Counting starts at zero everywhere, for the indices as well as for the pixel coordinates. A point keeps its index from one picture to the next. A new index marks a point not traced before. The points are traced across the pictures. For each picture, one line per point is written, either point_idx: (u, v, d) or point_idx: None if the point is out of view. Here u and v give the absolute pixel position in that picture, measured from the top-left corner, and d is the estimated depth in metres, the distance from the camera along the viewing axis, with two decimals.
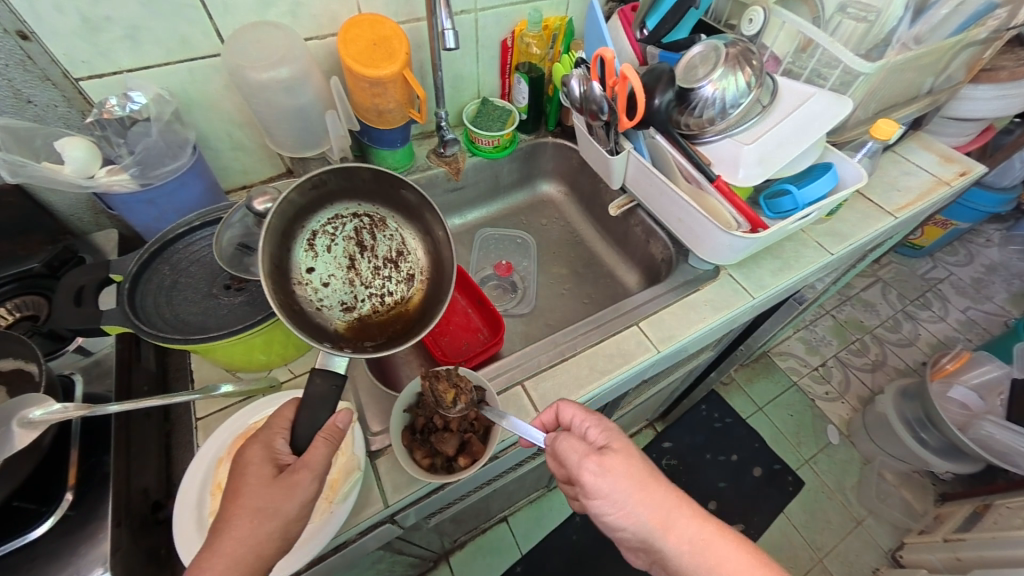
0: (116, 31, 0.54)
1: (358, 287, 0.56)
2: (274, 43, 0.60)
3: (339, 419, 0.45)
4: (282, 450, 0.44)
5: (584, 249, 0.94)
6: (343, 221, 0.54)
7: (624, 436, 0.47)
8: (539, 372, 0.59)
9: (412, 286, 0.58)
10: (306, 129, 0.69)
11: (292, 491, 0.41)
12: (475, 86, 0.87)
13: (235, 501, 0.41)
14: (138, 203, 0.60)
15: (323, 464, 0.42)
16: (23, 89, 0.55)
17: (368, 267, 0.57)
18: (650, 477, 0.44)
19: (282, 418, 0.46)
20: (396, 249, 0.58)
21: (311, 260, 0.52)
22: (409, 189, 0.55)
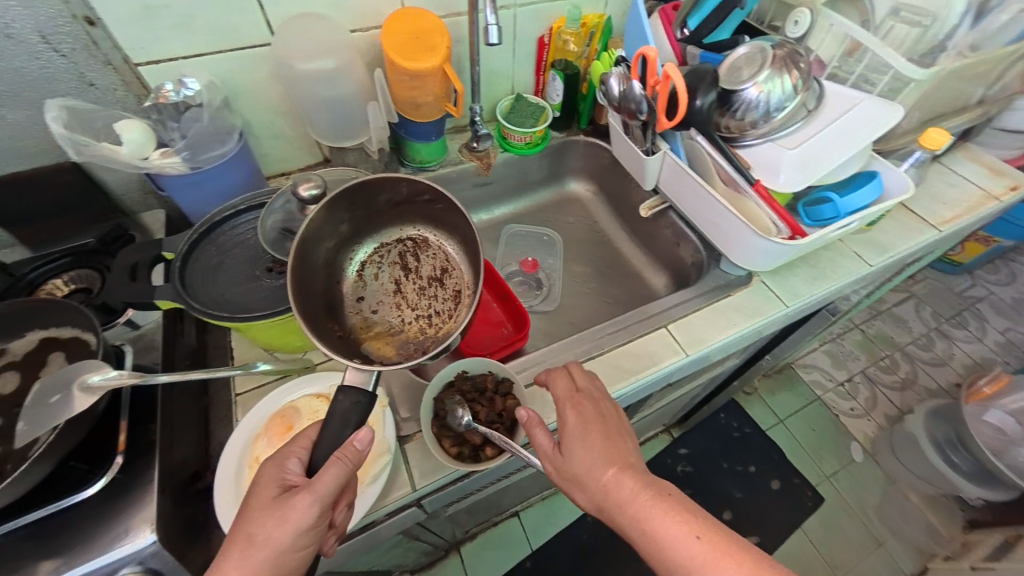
0: (172, 19, 0.57)
1: (405, 308, 0.61)
2: (321, 36, 0.62)
3: (358, 439, 0.43)
4: (290, 472, 0.43)
5: (610, 248, 0.93)
6: (388, 249, 0.62)
7: (586, 421, 0.48)
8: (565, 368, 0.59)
9: (456, 302, 0.61)
10: (346, 119, 0.70)
11: (285, 518, 0.40)
12: (509, 82, 0.87)
13: (240, 520, 0.42)
14: (185, 185, 0.63)
15: (324, 491, 0.41)
16: (86, 73, 0.58)
17: (413, 289, 0.63)
18: (597, 473, 0.46)
19: (304, 437, 0.45)
20: (437, 267, 0.63)
21: (361, 288, 0.60)
22: (435, 206, 0.58)
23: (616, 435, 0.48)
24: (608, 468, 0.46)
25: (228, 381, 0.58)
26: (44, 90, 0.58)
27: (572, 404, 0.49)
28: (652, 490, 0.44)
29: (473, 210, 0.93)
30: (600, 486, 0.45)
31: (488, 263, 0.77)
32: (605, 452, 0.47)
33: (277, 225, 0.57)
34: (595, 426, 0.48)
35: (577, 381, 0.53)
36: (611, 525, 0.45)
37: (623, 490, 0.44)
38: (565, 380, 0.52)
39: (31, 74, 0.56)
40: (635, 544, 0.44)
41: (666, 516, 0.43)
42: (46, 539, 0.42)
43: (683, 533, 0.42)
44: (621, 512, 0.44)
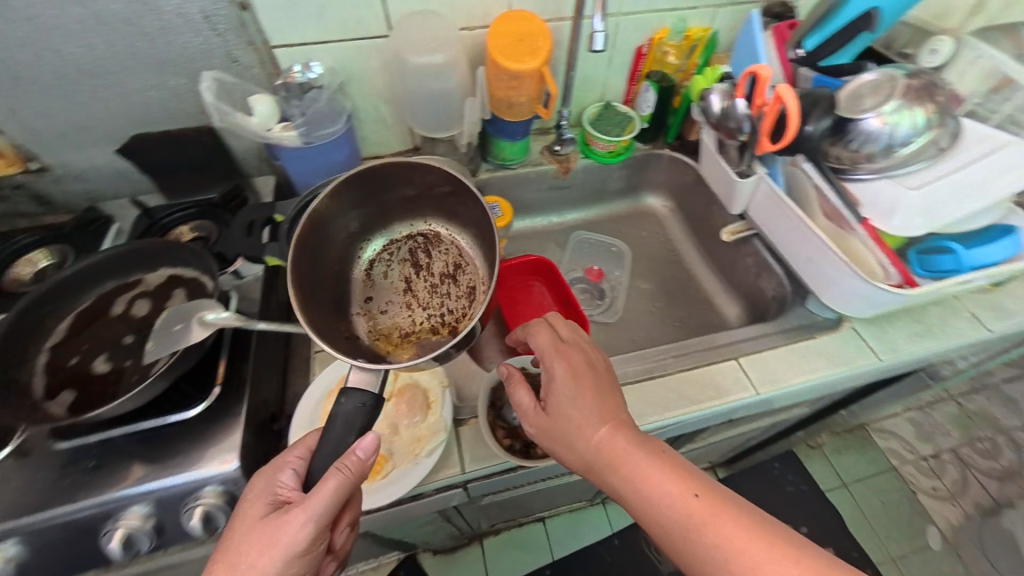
0: (308, 9, 0.63)
1: (417, 307, 0.63)
2: (433, 32, 0.66)
3: (358, 451, 0.43)
4: (284, 487, 0.44)
5: (682, 268, 0.89)
6: (398, 245, 0.64)
7: (575, 376, 0.48)
8: (623, 384, 0.58)
9: (471, 299, 0.62)
10: (443, 111, 0.74)
11: (277, 535, 0.42)
12: (600, 90, 0.87)
13: (232, 533, 0.43)
14: (300, 157, 0.70)
15: (315, 513, 0.42)
16: (233, 52, 0.67)
17: (424, 287, 0.65)
18: (588, 432, 0.47)
19: (302, 449, 0.46)
20: (449, 264, 0.64)
21: (370, 287, 0.63)
22: (448, 200, 0.59)
23: (606, 391, 0.49)
24: (602, 424, 0.47)
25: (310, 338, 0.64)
26: (199, 63, 0.68)
27: (561, 359, 0.49)
28: (645, 448, 0.45)
29: (546, 211, 0.94)
30: (592, 443, 0.46)
31: (555, 266, 0.78)
32: (596, 409, 0.47)
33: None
34: (586, 383, 0.48)
35: (562, 334, 0.52)
36: (601, 479, 0.47)
37: (616, 447, 0.46)
38: (549, 337, 0.52)
39: (192, 49, 0.66)
40: (625, 496, 0.46)
41: (659, 471, 0.45)
42: (149, 446, 0.49)
43: (676, 489, 0.43)
44: (612, 469, 0.46)
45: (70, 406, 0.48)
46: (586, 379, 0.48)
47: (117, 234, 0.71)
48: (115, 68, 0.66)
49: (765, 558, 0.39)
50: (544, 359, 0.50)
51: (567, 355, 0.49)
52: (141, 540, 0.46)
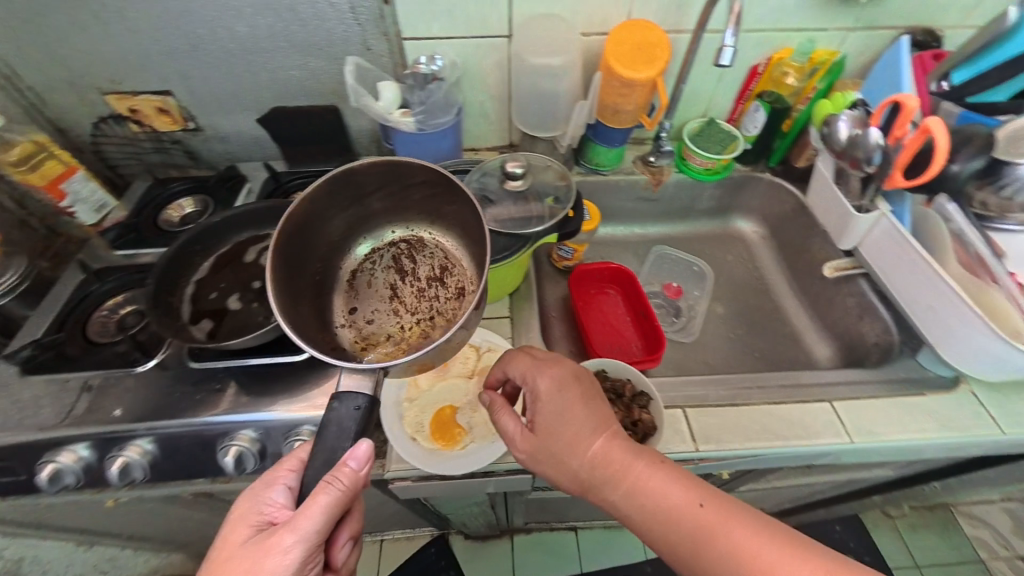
0: (442, 6, 0.69)
1: (404, 314, 0.62)
2: (553, 35, 0.69)
3: (350, 462, 0.43)
4: (273, 506, 0.45)
5: (769, 299, 0.85)
6: (381, 252, 0.65)
7: (563, 391, 0.48)
8: (704, 405, 0.55)
9: (460, 298, 0.61)
10: (549, 111, 0.76)
11: (267, 555, 0.42)
12: (705, 105, 0.85)
13: (224, 553, 0.44)
14: (412, 142, 0.75)
15: (305, 531, 0.42)
16: (369, 41, 0.74)
17: (410, 291, 0.64)
18: (583, 446, 0.46)
19: (292, 463, 0.47)
20: (436, 265, 0.64)
21: (353, 298, 0.63)
22: (425, 197, 0.60)
23: (596, 403, 0.48)
24: (593, 435, 0.46)
25: None
26: (338, 48, 0.75)
27: (545, 375, 0.48)
28: (644, 457, 0.45)
29: (629, 222, 0.94)
30: (589, 458, 0.45)
31: (634, 278, 0.79)
32: (588, 423, 0.47)
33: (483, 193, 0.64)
34: (573, 395, 0.48)
35: (540, 353, 0.51)
36: (603, 498, 0.46)
37: (617, 457, 0.45)
38: (525, 355, 0.51)
39: (335, 35, 0.73)
40: (632, 514, 0.44)
41: (663, 479, 0.44)
42: (264, 380, 0.56)
43: (686, 498, 0.42)
44: (614, 482, 0.45)
45: (209, 333, 0.57)
46: (571, 389, 0.48)
47: (248, 192, 0.80)
48: (270, 47, 0.75)
49: (785, 561, 0.37)
50: (528, 377, 0.49)
51: (550, 370, 0.48)
52: (249, 459, 0.52)
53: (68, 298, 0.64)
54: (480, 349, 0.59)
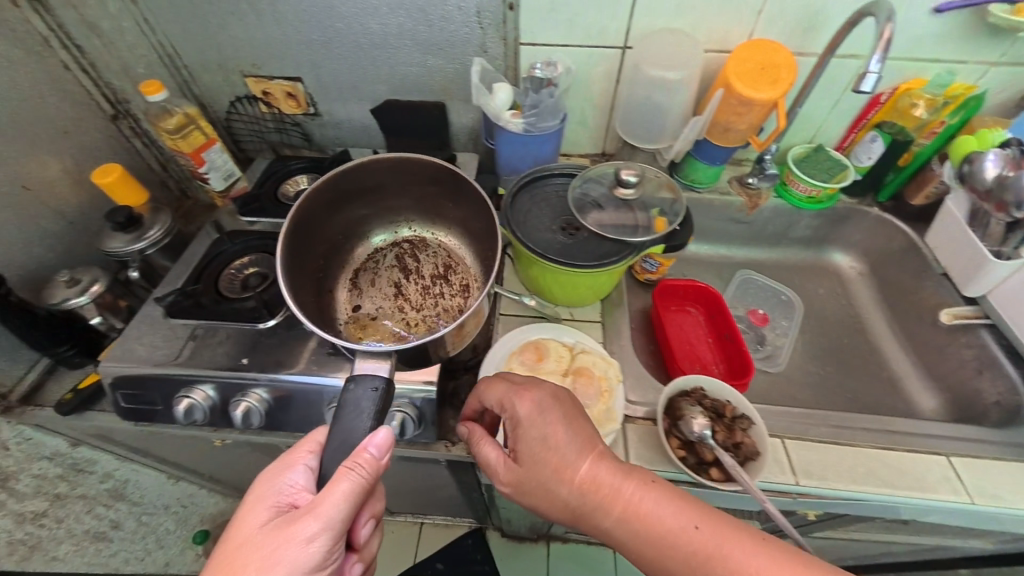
0: (566, 15, 0.71)
1: (406, 305, 0.71)
2: (672, 49, 0.69)
3: (370, 447, 0.45)
4: (294, 490, 0.47)
5: (864, 339, 0.81)
6: (384, 254, 0.76)
7: (542, 416, 0.48)
8: (805, 438, 0.54)
9: (460, 287, 0.72)
10: (656, 124, 0.76)
11: (290, 540, 0.43)
12: (813, 132, 0.82)
13: (242, 541, 0.45)
14: (517, 142, 0.78)
15: (328, 514, 0.43)
16: (487, 44, 0.78)
17: (413, 288, 0.73)
18: (569, 473, 0.46)
19: (310, 447, 0.49)
20: (436, 264, 0.75)
21: (358, 294, 0.72)
22: (417, 199, 0.74)
23: (579, 425, 0.48)
24: (578, 457, 0.46)
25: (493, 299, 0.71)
26: (457, 49, 0.79)
27: (524, 403, 0.48)
28: (631, 478, 0.45)
29: (716, 242, 0.92)
30: (577, 485, 0.46)
31: (722, 298, 0.77)
32: (573, 450, 0.47)
33: (594, 199, 0.65)
34: (555, 417, 0.48)
35: (515, 380, 0.51)
36: (594, 525, 0.46)
37: (605, 480, 0.45)
38: (501, 381, 0.51)
39: (457, 36, 0.77)
40: (626, 539, 0.45)
41: (653, 500, 0.44)
42: None
43: (679, 518, 0.43)
44: (604, 508, 0.45)
45: None
46: (551, 412, 0.48)
47: None
48: (396, 44, 0.80)
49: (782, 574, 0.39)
50: (506, 402, 0.49)
51: (527, 398, 0.48)
52: None
53: (203, 256, 0.72)
54: (575, 349, 0.59)
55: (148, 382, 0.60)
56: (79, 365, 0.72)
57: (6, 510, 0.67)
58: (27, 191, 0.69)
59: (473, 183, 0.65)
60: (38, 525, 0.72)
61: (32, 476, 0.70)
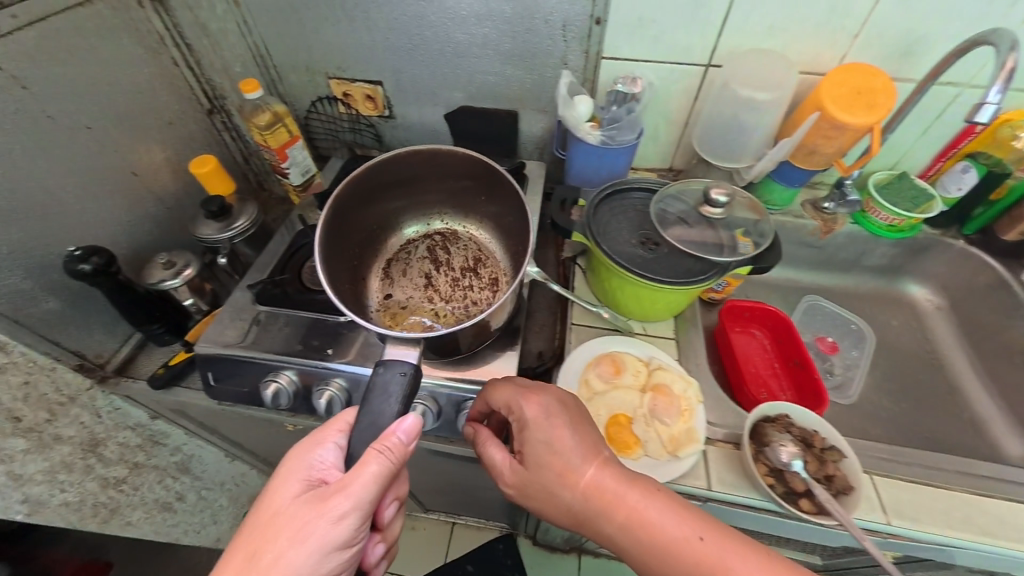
0: (652, 31, 0.72)
1: (437, 296, 0.72)
2: (760, 69, 0.69)
3: (398, 432, 0.47)
4: (324, 467, 0.49)
5: (942, 376, 0.79)
6: (416, 245, 0.78)
7: (546, 420, 0.49)
8: (895, 476, 0.53)
9: (490, 282, 0.73)
10: (736, 142, 0.75)
11: (324, 513, 0.45)
12: (896, 159, 0.79)
13: (276, 509, 0.47)
14: (592, 154, 0.78)
15: (360, 491, 0.46)
16: (568, 57, 0.79)
17: (443, 280, 0.74)
18: (573, 478, 0.47)
19: (339, 426, 0.51)
20: (466, 258, 0.76)
21: (389, 284, 0.73)
22: (451, 194, 0.75)
23: (584, 431, 0.50)
24: (582, 463, 0.48)
25: (564, 306, 0.72)
26: (538, 60, 0.80)
27: (529, 405, 0.50)
28: (634, 487, 0.46)
29: (783, 265, 0.90)
30: (581, 490, 0.47)
31: (791, 323, 0.75)
32: (577, 456, 0.48)
33: (675, 214, 0.65)
34: (559, 422, 0.50)
35: (521, 382, 0.53)
36: (597, 531, 0.47)
37: (610, 488, 0.47)
38: (507, 384, 0.52)
39: (539, 48, 0.78)
40: (628, 547, 0.46)
41: (655, 510, 0.45)
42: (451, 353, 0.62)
43: (682, 529, 0.44)
44: (607, 516, 0.46)
45: None
46: (557, 416, 0.49)
47: None
48: (479, 54, 0.82)
49: None
50: (513, 405, 0.51)
51: (533, 401, 0.50)
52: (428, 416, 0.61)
53: (289, 246, 0.77)
54: (651, 364, 0.59)
55: (237, 368, 0.65)
56: (167, 343, 0.76)
57: (95, 473, 0.71)
58: (136, 177, 0.75)
59: (507, 176, 0.65)
60: (119, 490, 0.76)
61: (118, 444, 0.74)
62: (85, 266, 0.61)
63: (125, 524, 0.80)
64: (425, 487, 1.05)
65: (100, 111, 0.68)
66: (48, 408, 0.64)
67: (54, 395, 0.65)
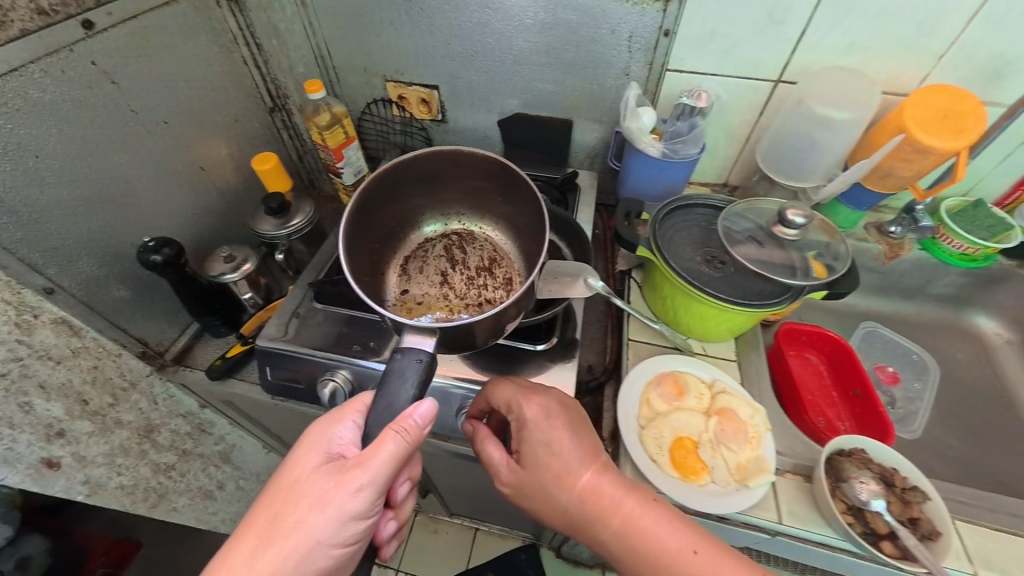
0: (722, 45, 0.71)
1: (452, 296, 0.71)
2: (835, 87, 0.67)
3: (415, 415, 0.46)
4: (344, 442, 0.49)
5: (1012, 415, 0.75)
6: (433, 243, 0.76)
7: (545, 422, 0.50)
8: (983, 524, 0.53)
9: (505, 285, 0.71)
10: (805, 162, 0.73)
11: (343, 485, 0.45)
12: (969, 185, 0.76)
13: (297, 479, 0.47)
14: (652, 167, 0.77)
15: (379, 467, 0.45)
16: (631, 68, 0.77)
17: (459, 279, 0.73)
18: (570, 482, 0.48)
19: (359, 404, 0.50)
20: (482, 259, 0.74)
21: (405, 281, 0.72)
22: (470, 193, 0.72)
23: (584, 434, 0.50)
24: (581, 467, 0.48)
25: (621, 321, 0.70)
26: (599, 70, 0.79)
27: (529, 406, 0.50)
28: (631, 494, 0.47)
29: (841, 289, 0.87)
30: (577, 494, 0.48)
31: (852, 350, 0.73)
32: (574, 459, 0.48)
33: (744, 233, 0.63)
34: (559, 424, 0.50)
35: (521, 382, 0.53)
36: (590, 534, 0.48)
37: (607, 493, 0.47)
38: (509, 383, 0.52)
39: (602, 58, 0.77)
40: (620, 552, 0.47)
41: (652, 518, 0.46)
42: (507, 362, 0.61)
43: (677, 539, 0.45)
44: (602, 521, 0.47)
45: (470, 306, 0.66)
46: (558, 419, 0.50)
47: None
48: (538, 62, 0.81)
49: None
50: (513, 405, 0.51)
51: (533, 402, 0.50)
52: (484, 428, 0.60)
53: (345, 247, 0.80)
54: (714, 388, 0.57)
55: (295, 365, 0.66)
56: (222, 335, 0.79)
57: (148, 458, 0.73)
58: (203, 171, 0.77)
59: (529, 182, 0.61)
60: (168, 476, 0.77)
61: (170, 430, 0.76)
62: (156, 256, 0.62)
63: (170, 509, 0.80)
64: (455, 493, 1.04)
65: (176, 106, 0.70)
66: (112, 393, 0.65)
67: (118, 380, 0.67)
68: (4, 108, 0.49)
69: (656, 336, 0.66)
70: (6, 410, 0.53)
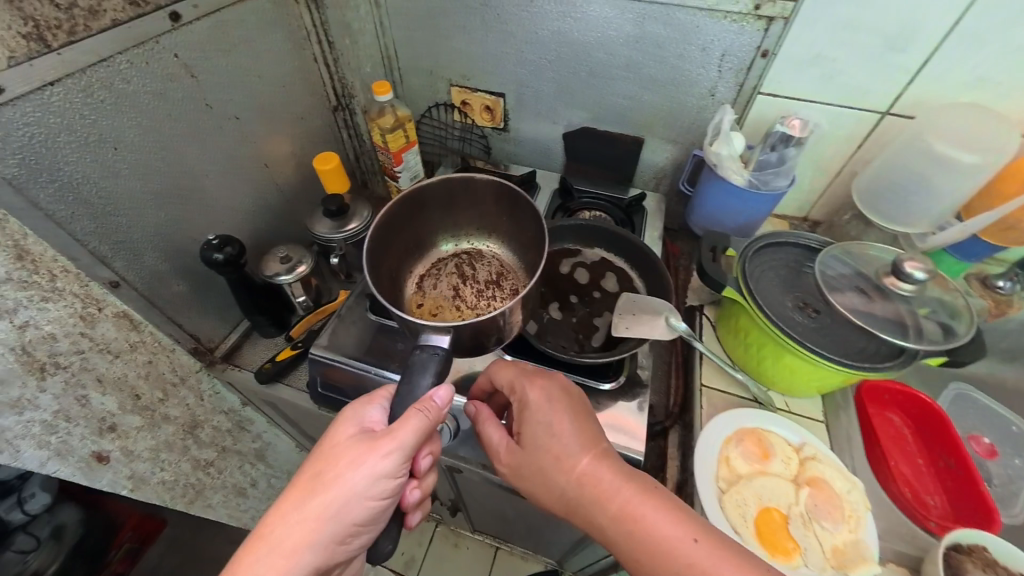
0: (828, 70, 0.64)
1: (467, 311, 0.68)
2: (956, 124, 0.60)
3: (436, 396, 0.45)
4: (373, 418, 0.47)
5: None
6: (445, 262, 0.72)
7: (544, 402, 0.49)
8: None
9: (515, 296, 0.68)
10: (910, 203, 0.67)
11: (373, 453, 0.43)
12: None
13: (329, 447, 0.45)
14: (733, 196, 0.71)
15: (409, 439, 0.43)
16: (718, 87, 0.72)
17: (471, 294, 0.70)
18: (569, 465, 0.46)
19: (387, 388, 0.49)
20: (492, 273, 0.71)
21: (419, 297, 0.69)
22: (478, 210, 0.69)
23: (586, 421, 0.49)
24: (581, 451, 0.46)
25: (694, 361, 0.64)
26: (682, 88, 0.74)
27: (529, 387, 0.49)
28: (631, 482, 0.45)
29: None
30: (575, 477, 0.46)
31: (946, 413, 0.65)
32: (573, 443, 0.47)
33: (844, 279, 0.57)
34: (560, 407, 0.48)
35: (524, 365, 0.53)
36: (587, 521, 0.46)
37: (607, 479, 0.45)
38: (513, 365, 0.52)
39: (687, 76, 0.72)
40: (618, 541, 0.44)
41: (652, 508, 0.43)
42: None
43: (677, 531, 0.42)
44: (600, 507, 0.45)
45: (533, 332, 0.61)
46: (559, 400, 0.49)
47: (543, 202, 0.88)
48: (616, 75, 0.76)
49: None
50: (516, 386, 0.50)
51: (534, 382, 0.49)
52: None
53: None
54: (803, 453, 0.52)
55: (346, 379, 0.64)
56: (270, 335, 0.78)
57: (189, 454, 0.72)
58: (266, 168, 0.76)
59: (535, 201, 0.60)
60: (207, 472, 0.76)
61: (212, 427, 0.75)
62: (218, 255, 0.61)
63: (205, 505, 0.79)
64: (485, 514, 1.00)
65: (247, 102, 0.69)
66: (162, 387, 0.64)
67: (170, 375, 0.66)
68: (90, 99, 0.48)
69: (733, 384, 0.60)
70: (66, 402, 0.52)
